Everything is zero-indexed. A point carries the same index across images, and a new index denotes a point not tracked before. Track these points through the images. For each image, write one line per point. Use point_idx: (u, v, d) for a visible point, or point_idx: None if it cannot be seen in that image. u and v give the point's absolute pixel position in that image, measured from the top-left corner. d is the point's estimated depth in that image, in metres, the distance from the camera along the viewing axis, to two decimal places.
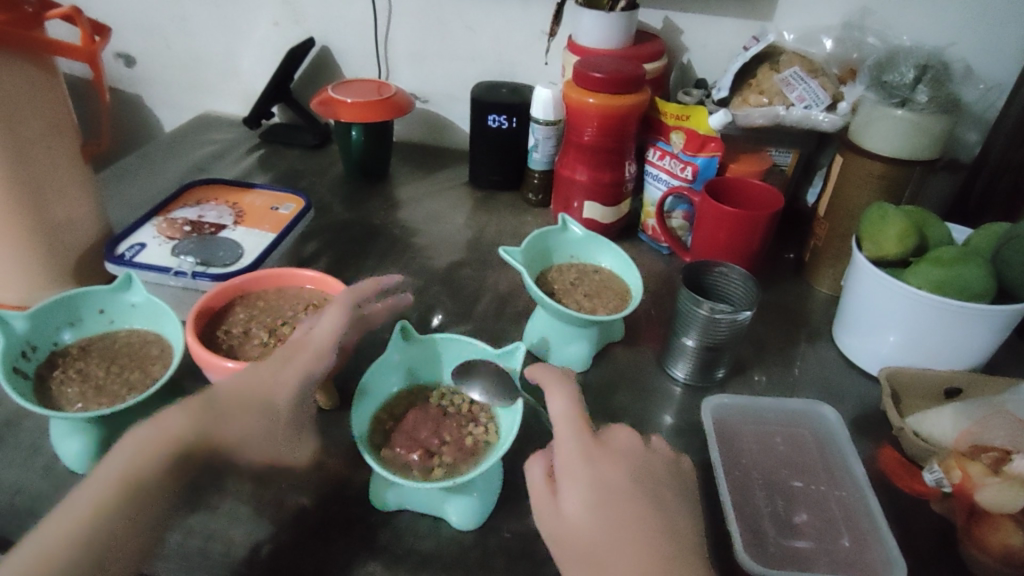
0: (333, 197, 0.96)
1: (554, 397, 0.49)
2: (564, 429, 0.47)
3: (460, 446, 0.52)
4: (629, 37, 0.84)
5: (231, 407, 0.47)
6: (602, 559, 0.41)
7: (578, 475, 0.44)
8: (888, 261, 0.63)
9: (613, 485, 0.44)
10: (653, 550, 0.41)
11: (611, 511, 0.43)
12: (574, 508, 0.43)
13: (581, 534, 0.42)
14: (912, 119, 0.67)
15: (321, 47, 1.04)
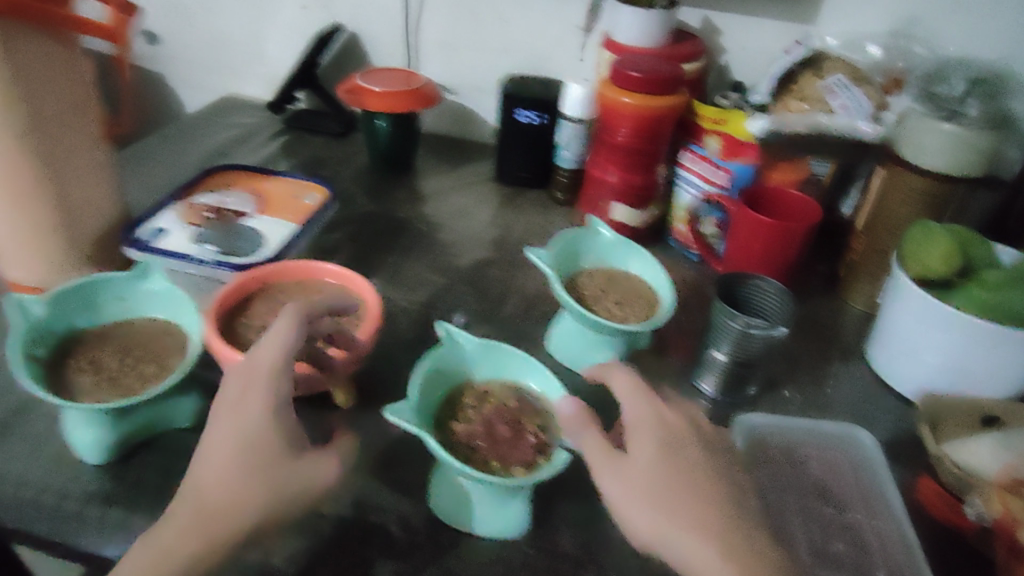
0: (356, 188, 0.94)
1: (615, 374, 0.48)
2: (642, 401, 0.47)
3: (514, 419, 0.53)
4: (667, 36, 0.82)
5: (234, 461, 0.44)
6: (666, 501, 0.42)
7: (664, 443, 0.44)
8: (929, 281, 0.61)
9: (692, 453, 0.45)
10: (719, 506, 0.42)
11: (680, 462, 0.44)
12: (642, 455, 0.44)
13: (647, 477, 0.43)
14: (961, 133, 0.64)
15: (349, 33, 1.02)
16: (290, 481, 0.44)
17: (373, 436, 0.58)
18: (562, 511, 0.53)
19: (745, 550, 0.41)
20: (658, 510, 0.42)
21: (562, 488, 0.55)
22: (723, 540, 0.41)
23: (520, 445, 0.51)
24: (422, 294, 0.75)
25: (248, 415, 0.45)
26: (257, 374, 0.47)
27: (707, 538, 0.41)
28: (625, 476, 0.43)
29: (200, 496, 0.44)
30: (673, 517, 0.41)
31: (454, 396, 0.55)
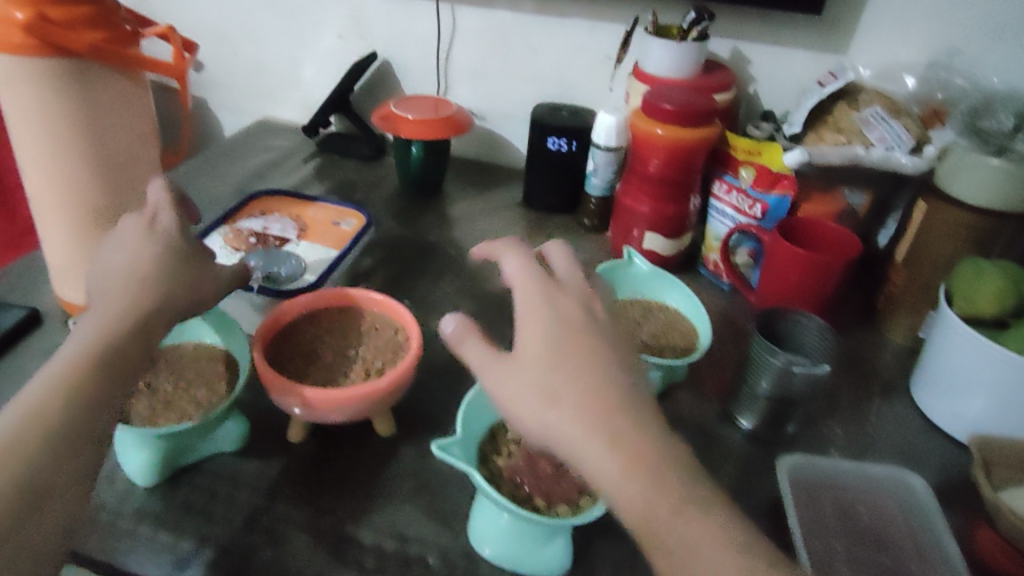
0: (388, 211, 0.95)
1: (508, 260, 0.47)
2: (523, 290, 0.45)
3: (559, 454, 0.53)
4: (698, 67, 0.83)
5: (141, 271, 0.47)
6: (552, 389, 0.40)
7: (537, 323, 0.43)
8: (979, 321, 0.59)
9: (579, 331, 0.42)
10: (605, 389, 0.40)
11: (565, 346, 0.42)
12: (525, 343, 0.42)
13: (532, 366, 0.41)
14: (1010, 168, 0.63)
15: (383, 60, 1.04)
16: (194, 269, 0.50)
17: (411, 468, 0.58)
18: (604, 549, 0.52)
19: (636, 431, 0.39)
20: (536, 390, 0.40)
21: (602, 526, 0.54)
22: (601, 418, 0.39)
23: (564, 481, 0.50)
24: None
25: (142, 238, 0.50)
26: (148, 218, 0.51)
27: (585, 417, 0.39)
28: (519, 363, 0.41)
29: (105, 309, 0.45)
30: (549, 396, 0.40)
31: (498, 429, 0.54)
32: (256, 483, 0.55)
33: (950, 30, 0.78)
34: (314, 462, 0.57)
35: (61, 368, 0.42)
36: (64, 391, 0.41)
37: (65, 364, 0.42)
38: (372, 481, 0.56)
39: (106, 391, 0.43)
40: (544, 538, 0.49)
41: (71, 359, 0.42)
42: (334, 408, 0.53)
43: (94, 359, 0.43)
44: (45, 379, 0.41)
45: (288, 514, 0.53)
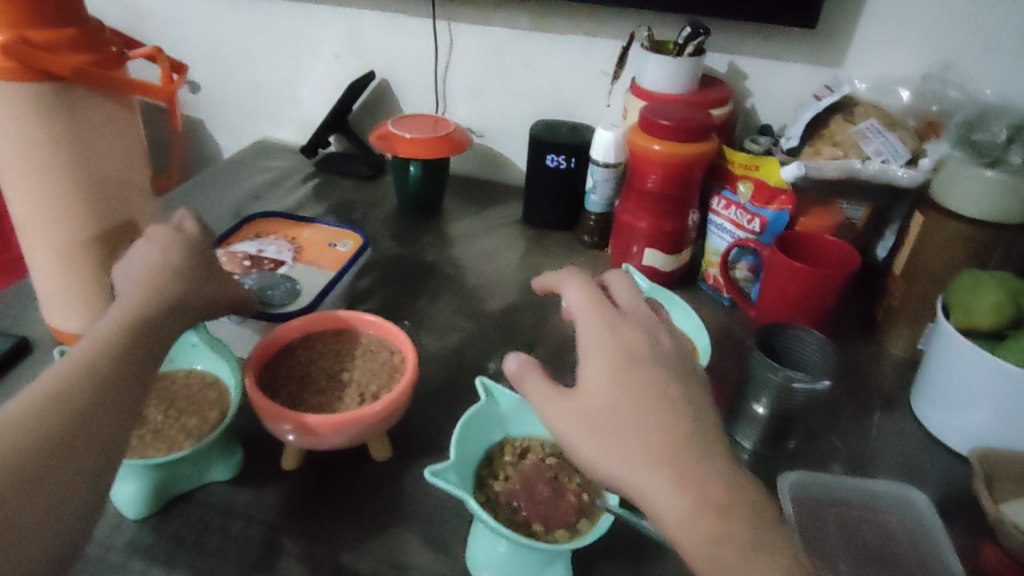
0: (385, 231, 0.95)
1: (570, 285, 0.47)
2: (584, 320, 0.45)
3: (555, 477, 0.52)
4: (694, 82, 0.83)
5: (152, 290, 0.50)
6: (617, 428, 0.40)
7: (600, 356, 0.42)
8: (979, 333, 0.59)
9: (644, 363, 0.42)
10: (671, 428, 0.40)
11: (631, 382, 0.41)
12: (589, 378, 0.42)
13: (598, 405, 0.41)
14: (1004, 179, 0.63)
15: (380, 79, 1.05)
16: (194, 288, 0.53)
17: (407, 492, 0.57)
18: (604, 571, 0.51)
19: (702, 474, 0.39)
20: (605, 430, 0.40)
21: (601, 548, 0.53)
22: (672, 462, 0.39)
23: (561, 504, 0.50)
24: (452, 340, 0.74)
25: (144, 263, 0.53)
26: (162, 241, 0.54)
27: (654, 460, 0.39)
28: (581, 399, 0.42)
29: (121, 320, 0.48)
30: (618, 437, 0.40)
31: (494, 454, 0.54)
32: (250, 513, 0.55)
33: (943, 42, 0.78)
34: (309, 490, 0.57)
35: (68, 374, 0.43)
36: (69, 392, 0.42)
37: (68, 370, 0.43)
38: (367, 507, 0.56)
39: (107, 393, 0.43)
40: (541, 563, 0.48)
41: (75, 365, 0.44)
42: (331, 432, 0.53)
43: (98, 366, 0.44)
44: (51, 382, 0.42)
45: (283, 544, 0.53)
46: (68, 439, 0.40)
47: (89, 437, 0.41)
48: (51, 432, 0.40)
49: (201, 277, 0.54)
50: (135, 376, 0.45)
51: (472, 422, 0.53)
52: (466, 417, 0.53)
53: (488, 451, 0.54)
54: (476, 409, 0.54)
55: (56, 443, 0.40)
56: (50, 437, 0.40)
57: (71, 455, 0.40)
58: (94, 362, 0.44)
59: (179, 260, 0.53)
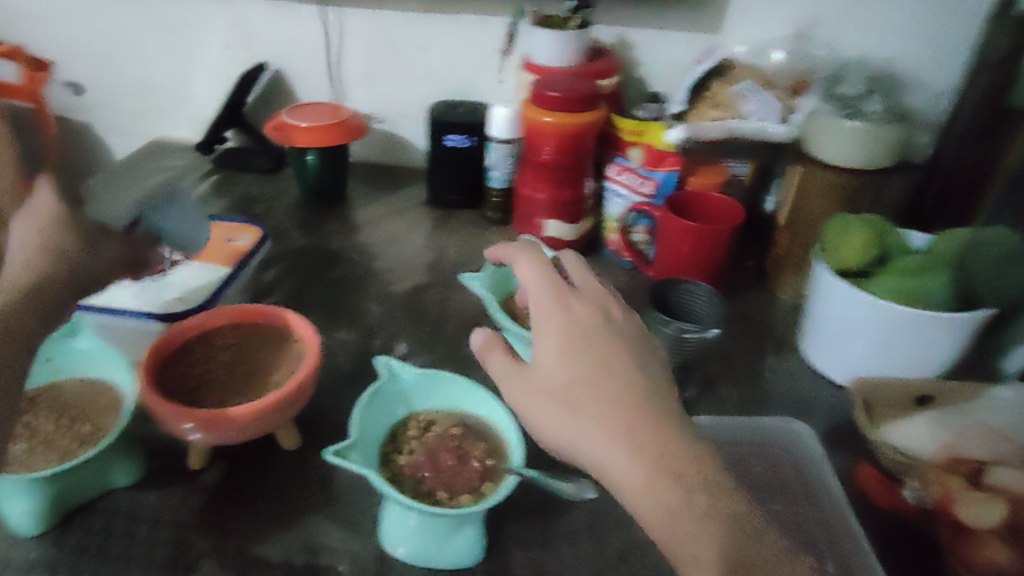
0: (290, 223, 0.93)
1: (525, 269, 0.50)
2: (535, 295, 0.48)
3: (459, 446, 0.53)
4: (582, 54, 0.84)
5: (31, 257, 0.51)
6: (573, 392, 0.42)
7: (551, 325, 0.45)
8: (850, 271, 0.63)
9: (594, 330, 0.45)
10: (621, 388, 0.42)
11: (581, 349, 0.44)
12: (542, 350, 0.45)
13: (553, 373, 0.43)
14: (866, 128, 0.67)
15: (273, 69, 1.02)
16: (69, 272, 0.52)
17: (319, 477, 0.57)
18: (516, 532, 0.53)
19: (656, 430, 0.40)
20: (562, 408, 0.42)
21: (512, 509, 0.54)
22: (623, 423, 0.41)
23: (466, 471, 0.51)
24: (360, 325, 0.74)
25: (22, 231, 0.52)
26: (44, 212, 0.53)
27: (606, 426, 0.41)
28: (539, 369, 0.44)
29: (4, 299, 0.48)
30: (574, 412, 0.42)
31: (399, 429, 0.54)
32: (157, 515, 0.53)
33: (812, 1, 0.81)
34: (218, 485, 0.56)
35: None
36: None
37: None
38: (279, 495, 0.55)
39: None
40: (450, 530, 0.49)
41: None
42: (231, 426, 0.52)
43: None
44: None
45: (193, 542, 0.51)
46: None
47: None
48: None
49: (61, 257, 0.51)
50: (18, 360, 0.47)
51: (372, 401, 0.53)
52: (366, 394, 0.53)
53: (393, 427, 0.54)
54: (377, 386, 0.54)
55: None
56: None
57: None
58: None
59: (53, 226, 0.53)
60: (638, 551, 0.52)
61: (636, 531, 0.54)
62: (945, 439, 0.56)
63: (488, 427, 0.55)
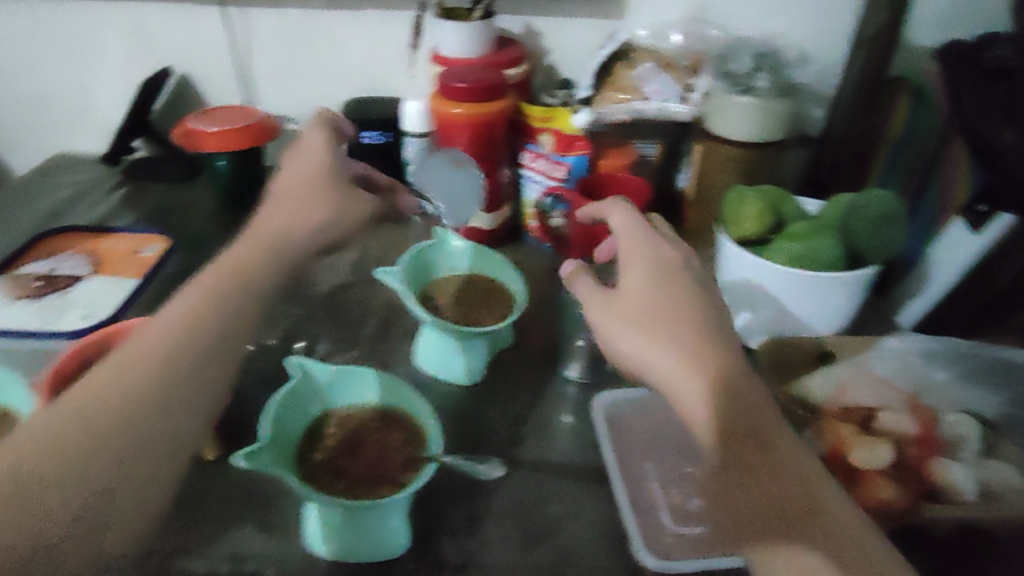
0: (207, 231, 0.91)
1: (614, 214, 0.55)
2: (626, 236, 0.52)
3: (378, 439, 0.53)
4: (489, 44, 0.85)
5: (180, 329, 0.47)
6: (648, 319, 0.46)
7: (641, 262, 0.50)
8: (748, 240, 0.66)
9: (677, 273, 0.49)
10: (693, 324, 0.46)
11: (666, 286, 0.48)
12: (632, 281, 0.49)
13: (638, 300, 0.48)
14: (758, 103, 0.70)
15: (178, 74, 0.99)
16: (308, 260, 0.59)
17: (241, 484, 0.56)
18: (442, 517, 0.54)
19: (721, 364, 0.44)
20: (638, 327, 0.46)
21: (437, 495, 0.55)
22: (688, 350, 0.44)
23: (385, 463, 0.51)
24: (281, 329, 0.73)
25: (185, 303, 0.49)
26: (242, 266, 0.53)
27: (672, 347, 0.44)
28: (627, 292, 0.48)
29: (120, 390, 0.43)
30: (647, 332, 0.46)
31: (317, 428, 0.54)
32: None
33: None
34: None
35: (155, 378, 0.44)
36: (155, 392, 0.43)
37: (137, 367, 0.44)
38: (199, 506, 0.54)
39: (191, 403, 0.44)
40: (368, 527, 0.48)
41: (155, 381, 0.44)
42: None
43: (83, 443, 0.40)
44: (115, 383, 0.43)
45: None
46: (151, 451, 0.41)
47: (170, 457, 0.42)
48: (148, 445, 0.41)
49: (215, 300, 0.50)
50: (155, 446, 0.42)
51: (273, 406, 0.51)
52: (275, 399, 0.51)
53: (315, 424, 0.54)
54: (282, 393, 0.52)
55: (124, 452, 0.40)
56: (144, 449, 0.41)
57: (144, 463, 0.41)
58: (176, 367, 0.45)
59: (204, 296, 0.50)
60: (558, 525, 0.54)
61: (556, 505, 0.55)
62: (842, 384, 0.60)
63: (405, 418, 0.55)
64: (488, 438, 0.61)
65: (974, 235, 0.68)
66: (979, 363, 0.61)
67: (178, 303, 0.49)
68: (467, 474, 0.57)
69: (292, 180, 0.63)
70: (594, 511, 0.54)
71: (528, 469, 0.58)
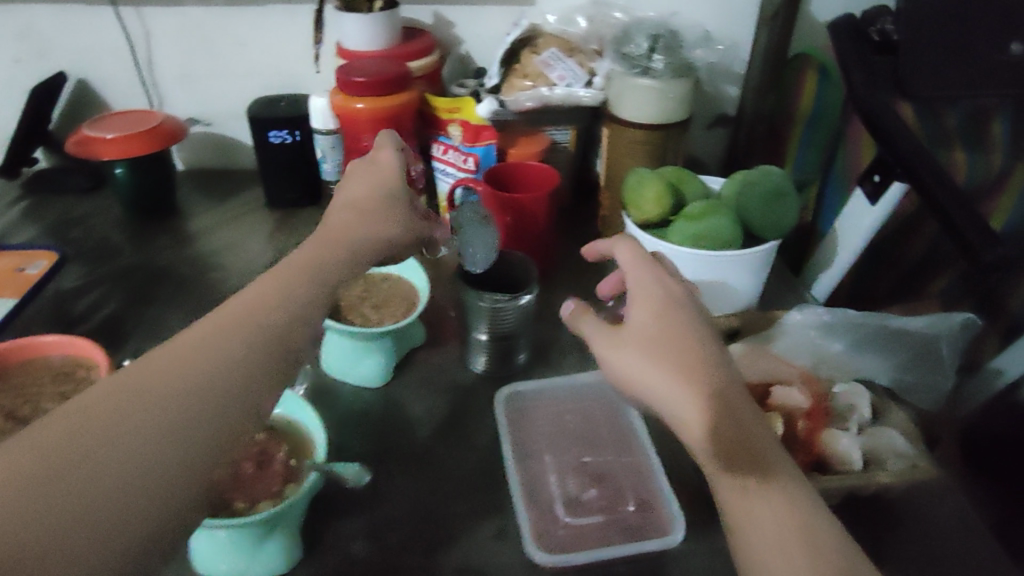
0: (114, 242, 0.87)
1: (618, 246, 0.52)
2: (631, 271, 0.49)
3: (263, 452, 0.52)
4: (394, 35, 0.83)
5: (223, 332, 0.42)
6: (659, 355, 0.43)
7: (647, 297, 0.47)
8: (650, 222, 0.66)
9: (684, 308, 0.46)
10: (703, 361, 0.43)
11: (674, 324, 0.45)
12: (638, 317, 0.46)
13: (643, 337, 0.45)
14: (658, 86, 0.70)
15: (76, 79, 0.94)
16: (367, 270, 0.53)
17: None
18: (342, 523, 0.52)
19: (733, 403, 0.42)
20: (648, 357, 0.44)
21: (338, 502, 0.54)
22: (700, 389, 0.42)
23: (268, 475, 0.51)
24: None
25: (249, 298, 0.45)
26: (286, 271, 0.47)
27: (686, 386, 0.42)
28: (634, 330, 0.45)
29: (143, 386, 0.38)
30: (655, 363, 0.43)
31: None
32: None
33: None
34: None
35: (149, 400, 0.37)
36: (140, 415, 0.37)
37: (134, 383, 0.38)
38: None
39: (179, 435, 0.37)
40: (255, 542, 0.48)
41: (176, 386, 0.39)
42: None
43: (127, 453, 0.35)
44: (102, 399, 0.37)
45: None
46: (115, 488, 0.34)
47: (140, 497, 0.35)
48: (105, 480, 0.34)
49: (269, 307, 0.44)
50: (187, 456, 0.37)
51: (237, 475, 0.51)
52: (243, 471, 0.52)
53: None
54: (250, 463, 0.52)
55: (69, 487, 0.34)
56: (91, 488, 0.34)
57: (136, 476, 0.35)
58: (176, 392, 0.38)
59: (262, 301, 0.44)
60: (460, 526, 0.53)
61: (458, 505, 0.54)
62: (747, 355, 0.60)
63: (297, 428, 0.54)
64: (395, 439, 0.60)
65: (870, 206, 0.69)
66: (868, 332, 0.62)
67: (235, 302, 0.44)
68: (335, 477, 0.53)
69: (370, 180, 0.58)
70: (498, 506, 0.54)
71: (433, 469, 0.57)
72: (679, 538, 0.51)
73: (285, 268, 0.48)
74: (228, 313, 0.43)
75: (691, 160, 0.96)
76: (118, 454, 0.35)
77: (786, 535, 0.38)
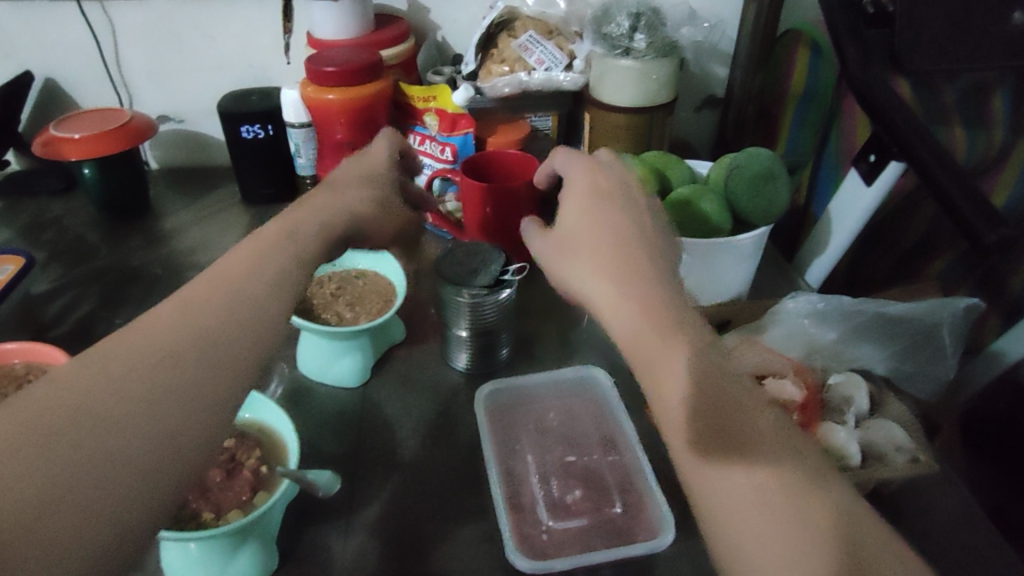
0: (86, 244, 0.85)
1: (560, 155, 0.51)
2: (569, 177, 0.48)
3: (231, 458, 0.49)
4: (366, 22, 0.79)
5: (194, 329, 0.39)
6: (584, 254, 0.43)
7: (577, 201, 0.46)
8: None
9: (610, 207, 0.45)
10: (627, 259, 0.42)
11: (601, 220, 0.44)
12: (567, 219, 0.45)
13: (572, 240, 0.44)
14: (637, 67, 0.68)
15: (43, 77, 0.91)
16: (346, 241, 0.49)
17: None
18: (317, 530, 0.50)
19: (655, 301, 0.40)
20: (573, 257, 0.44)
21: (313, 509, 0.51)
22: (621, 286, 0.41)
23: (235, 484, 0.48)
24: None
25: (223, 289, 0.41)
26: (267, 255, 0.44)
27: (606, 283, 0.41)
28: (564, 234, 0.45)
29: (114, 383, 0.35)
30: (579, 264, 0.43)
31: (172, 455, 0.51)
32: None
33: None
34: None
35: (117, 399, 0.35)
36: (105, 414, 0.34)
37: (81, 394, 0.34)
38: None
39: (145, 433, 0.34)
40: (224, 557, 0.45)
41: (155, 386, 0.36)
42: None
43: (107, 459, 0.33)
44: (65, 398, 0.34)
45: None
46: (77, 500, 0.31)
47: (102, 499, 0.32)
48: (66, 490, 0.31)
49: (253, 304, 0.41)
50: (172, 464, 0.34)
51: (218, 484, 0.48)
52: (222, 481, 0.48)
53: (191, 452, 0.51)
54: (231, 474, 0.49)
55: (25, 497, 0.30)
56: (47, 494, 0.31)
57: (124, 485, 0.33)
58: (138, 401, 0.35)
59: (243, 298, 0.41)
60: (441, 529, 0.50)
61: (440, 508, 0.52)
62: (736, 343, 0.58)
63: (267, 433, 0.52)
64: (373, 441, 0.57)
65: (867, 187, 0.65)
66: (864, 320, 0.59)
67: (203, 293, 0.41)
68: (307, 487, 0.49)
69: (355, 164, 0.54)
70: (480, 510, 0.52)
71: (412, 471, 0.55)
72: (669, 540, 0.48)
73: (256, 249, 0.44)
74: (194, 307, 0.40)
75: (680, 142, 0.93)
76: (80, 461, 0.32)
77: (775, 521, 0.33)
